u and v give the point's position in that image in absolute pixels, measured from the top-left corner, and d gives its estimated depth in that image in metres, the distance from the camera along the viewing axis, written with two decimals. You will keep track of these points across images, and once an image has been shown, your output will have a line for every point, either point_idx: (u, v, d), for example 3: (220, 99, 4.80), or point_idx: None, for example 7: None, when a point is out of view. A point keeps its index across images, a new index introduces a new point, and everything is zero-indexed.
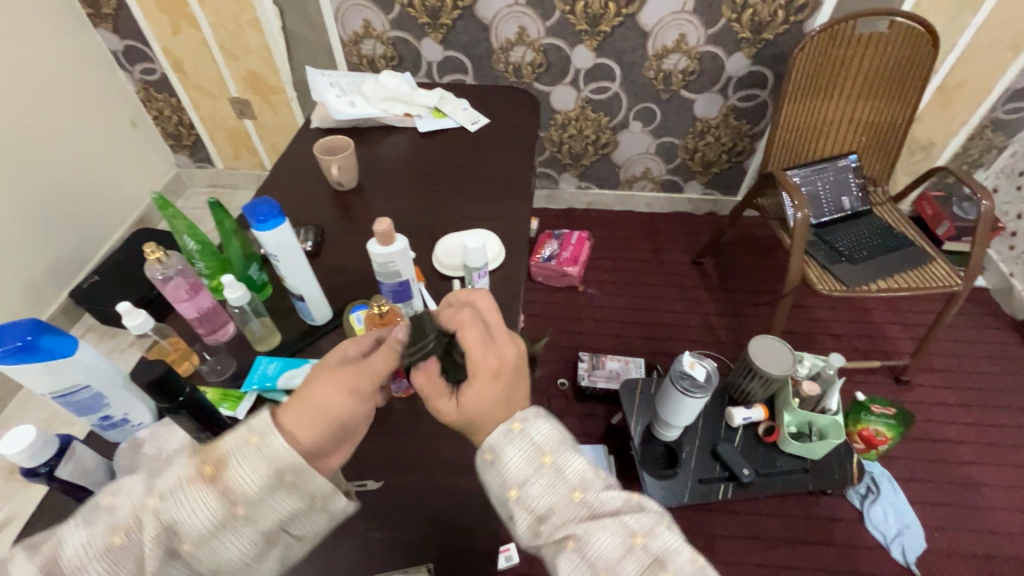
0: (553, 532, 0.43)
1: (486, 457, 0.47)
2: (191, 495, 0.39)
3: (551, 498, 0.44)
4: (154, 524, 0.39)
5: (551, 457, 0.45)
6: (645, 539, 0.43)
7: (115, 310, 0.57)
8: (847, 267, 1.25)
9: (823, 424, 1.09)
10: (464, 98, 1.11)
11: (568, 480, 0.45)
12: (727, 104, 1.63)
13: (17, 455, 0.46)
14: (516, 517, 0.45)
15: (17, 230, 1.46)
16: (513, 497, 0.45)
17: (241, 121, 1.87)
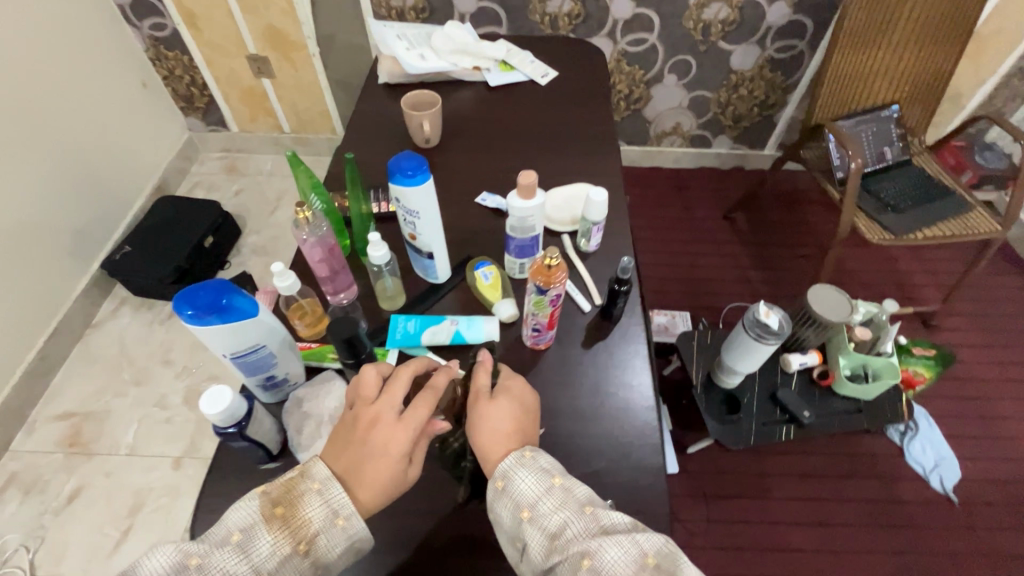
0: (567, 547, 0.45)
1: (497, 483, 0.49)
2: (268, 529, 0.44)
3: (562, 514, 0.46)
4: (244, 553, 0.43)
5: (561, 479, 0.49)
6: (655, 558, 0.44)
7: (269, 270, 0.56)
8: (894, 216, 1.29)
9: (878, 367, 1.14)
10: (528, 50, 1.08)
11: (576, 498, 0.48)
12: (764, 55, 1.61)
13: (220, 413, 0.47)
14: (530, 537, 0.46)
15: (44, 201, 1.39)
16: (525, 517, 0.47)
17: (258, 80, 1.78)
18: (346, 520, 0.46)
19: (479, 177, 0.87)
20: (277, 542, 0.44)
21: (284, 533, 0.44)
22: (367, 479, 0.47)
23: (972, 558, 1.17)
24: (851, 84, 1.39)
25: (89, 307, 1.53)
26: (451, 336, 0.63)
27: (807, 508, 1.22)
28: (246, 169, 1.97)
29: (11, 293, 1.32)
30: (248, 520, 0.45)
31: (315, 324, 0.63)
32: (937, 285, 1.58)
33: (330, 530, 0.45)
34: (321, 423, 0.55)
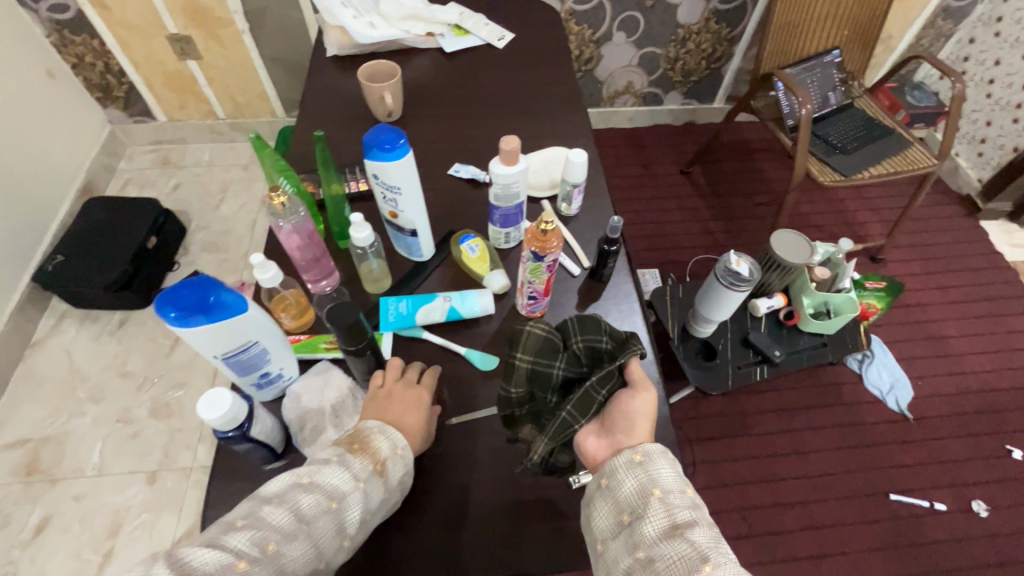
0: (687, 541, 0.42)
1: (635, 456, 0.48)
2: (357, 450, 0.47)
3: (689, 515, 0.45)
4: (346, 464, 0.46)
5: (692, 493, 0.47)
6: None
7: (247, 263, 0.53)
8: (842, 158, 1.35)
9: (838, 302, 1.20)
10: (480, 12, 1.04)
11: (699, 513, 0.46)
12: (709, 7, 1.61)
13: (220, 417, 0.44)
14: (651, 514, 0.45)
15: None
16: (655, 495, 0.46)
17: (183, 63, 1.64)
18: (405, 451, 0.49)
19: (449, 148, 0.84)
20: (365, 460, 0.47)
21: (366, 453, 0.47)
22: (407, 418, 0.52)
23: (928, 466, 1.28)
24: (795, 30, 1.41)
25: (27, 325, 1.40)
26: (446, 313, 0.62)
27: (783, 441, 1.30)
28: (182, 161, 1.83)
29: None
30: (332, 447, 0.48)
31: (301, 316, 0.61)
32: (880, 221, 1.68)
33: (399, 455, 0.49)
34: (324, 415, 0.54)
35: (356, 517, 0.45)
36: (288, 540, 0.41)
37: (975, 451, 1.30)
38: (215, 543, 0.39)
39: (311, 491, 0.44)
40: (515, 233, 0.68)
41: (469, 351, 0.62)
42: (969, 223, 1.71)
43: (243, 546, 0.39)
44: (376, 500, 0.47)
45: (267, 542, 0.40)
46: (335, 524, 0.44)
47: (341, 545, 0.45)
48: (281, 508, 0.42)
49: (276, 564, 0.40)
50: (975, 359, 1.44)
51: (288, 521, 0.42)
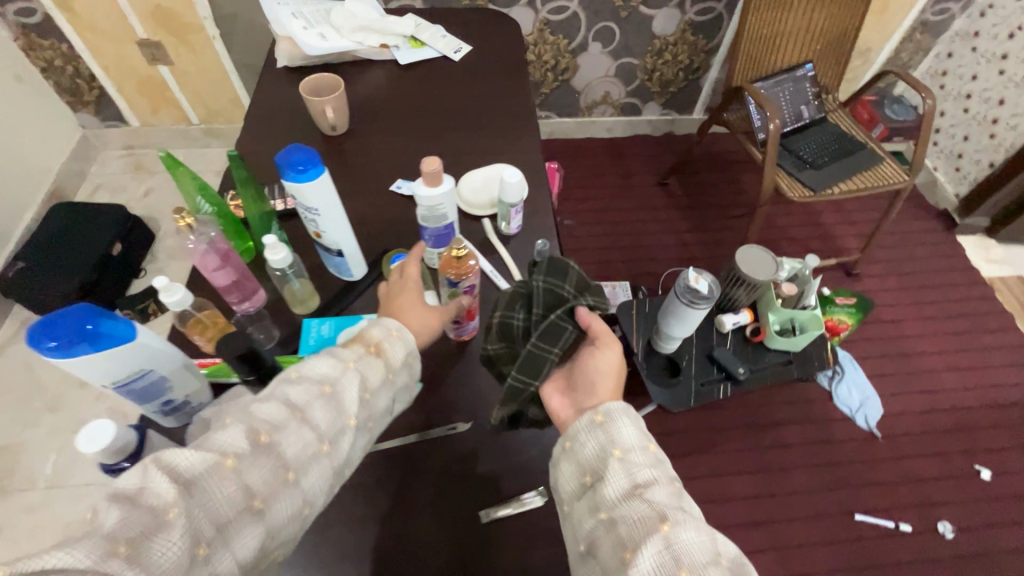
0: (648, 501, 0.44)
1: (597, 418, 0.50)
2: (344, 347, 0.50)
3: (650, 472, 0.46)
4: (328, 358, 0.48)
5: (654, 448, 0.49)
6: (726, 558, 0.42)
7: (152, 287, 0.51)
8: (812, 173, 1.33)
9: (804, 319, 1.19)
10: (439, 24, 1.03)
11: (663, 470, 0.47)
12: (685, 19, 1.59)
13: (101, 452, 0.42)
14: (611, 475, 0.46)
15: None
16: (616, 456, 0.47)
17: (154, 68, 1.63)
18: (401, 332, 0.53)
19: (394, 162, 0.83)
20: (352, 349, 0.50)
21: (357, 343, 0.51)
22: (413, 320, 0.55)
23: (897, 486, 1.26)
24: (765, 45, 1.40)
25: None
26: None
27: (750, 459, 1.28)
28: (155, 167, 1.80)
29: None
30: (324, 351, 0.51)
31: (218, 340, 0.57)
32: (857, 234, 1.66)
33: (391, 337, 0.52)
34: None
35: (353, 396, 0.47)
36: (280, 428, 0.43)
37: (944, 471, 1.29)
38: (204, 442, 0.41)
39: (297, 384, 0.46)
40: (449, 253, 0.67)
41: None
42: (947, 237, 1.70)
43: (232, 440, 0.41)
44: (372, 380, 0.49)
45: (259, 432, 0.42)
46: (331, 406, 0.46)
47: (347, 425, 0.46)
48: (268, 403, 0.44)
49: (273, 452, 0.42)
50: (948, 377, 1.42)
51: (279, 410, 0.43)
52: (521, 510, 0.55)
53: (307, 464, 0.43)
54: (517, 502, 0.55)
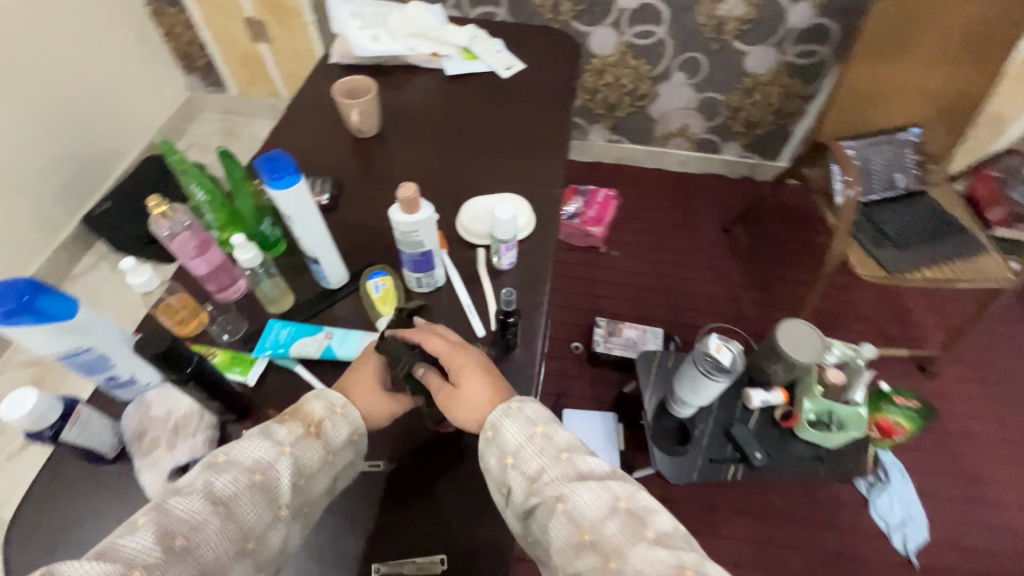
0: (544, 491, 0.47)
1: (487, 433, 0.51)
2: (281, 424, 0.51)
3: (540, 461, 0.48)
4: (262, 439, 0.48)
5: (543, 428, 0.50)
6: (627, 501, 0.45)
7: (120, 267, 0.55)
8: (892, 252, 1.17)
9: (845, 415, 1.03)
10: (498, 38, 1.01)
11: (555, 445, 0.49)
12: (782, 59, 1.43)
13: (19, 419, 0.46)
14: (512, 480, 0.48)
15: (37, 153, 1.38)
16: (510, 463, 0.49)
17: (255, 44, 1.74)
18: (345, 408, 0.53)
19: (409, 174, 0.81)
20: (290, 428, 0.50)
21: (295, 421, 0.51)
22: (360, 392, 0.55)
23: None
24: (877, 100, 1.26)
25: None
26: (321, 351, 0.60)
27: (754, 553, 1.15)
28: (242, 133, 1.92)
29: None
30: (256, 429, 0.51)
31: (183, 325, 0.61)
32: (943, 326, 1.44)
33: (335, 415, 0.52)
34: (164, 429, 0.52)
35: (285, 483, 0.47)
36: (199, 527, 0.42)
37: None
38: (110, 548, 0.39)
39: (223, 473, 0.46)
40: (427, 279, 0.65)
41: None
42: None
43: (145, 546, 0.40)
44: (309, 464, 0.49)
45: (174, 536, 0.41)
46: (260, 496, 0.45)
47: (277, 515, 0.46)
48: (190, 497, 0.43)
49: (189, 554, 0.41)
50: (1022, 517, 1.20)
51: (201, 507, 0.43)
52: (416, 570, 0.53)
53: (227, 566, 0.43)
54: (420, 562, 0.53)
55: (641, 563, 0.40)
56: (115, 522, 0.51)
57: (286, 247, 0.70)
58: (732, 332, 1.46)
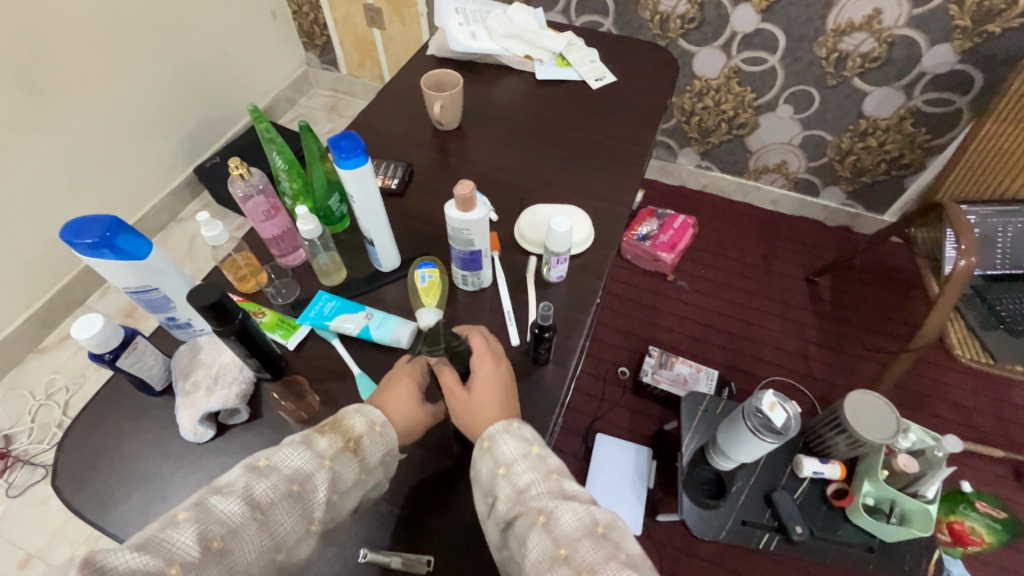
0: (530, 504, 0.45)
1: (484, 443, 0.49)
2: (322, 434, 0.48)
3: (532, 475, 0.46)
4: (303, 447, 0.46)
5: (539, 449, 0.48)
6: (607, 528, 0.43)
7: (196, 219, 0.60)
8: (1002, 337, 1.03)
9: (909, 508, 0.92)
10: (595, 49, 0.99)
11: (547, 464, 0.47)
12: (909, 105, 1.28)
13: (86, 340, 0.51)
14: (500, 493, 0.46)
15: (166, 107, 1.53)
16: (500, 474, 0.47)
17: (369, 29, 1.79)
18: (384, 427, 0.50)
19: (478, 171, 0.81)
20: (331, 439, 0.47)
21: (335, 433, 0.48)
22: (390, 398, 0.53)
23: None
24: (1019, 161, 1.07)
25: (177, 201, 1.64)
26: (359, 329, 0.61)
27: None
28: (344, 111, 2.02)
29: (117, 175, 1.45)
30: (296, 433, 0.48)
31: (241, 279, 0.65)
32: None
33: (374, 432, 0.49)
34: (209, 373, 0.57)
35: (321, 498, 0.45)
36: (236, 533, 0.40)
37: None
38: (149, 542, 0.37)
39: (264, 477, 0.43)
40: (472, 278, 0.65)
41: (361, 375, 0.59)
42: None
43: (183, 545, 0.38)
44: (344, 481, 0.47)
45: (212, 537, 0.39)
46: (297, 509, 0.43)
47: (309, 529, 0.44)
48: (230, 497, 0.41)
49: (221, 560, 0.39)
50: None
51: (239, 510, 0.41)
52: (403, 566, 0.51)
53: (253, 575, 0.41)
54: (404, 556, 0.52)
55: None
56: (146, 449, 0.56)
57: (349, 224, 0.73)
58: (795, 389, 1.34)
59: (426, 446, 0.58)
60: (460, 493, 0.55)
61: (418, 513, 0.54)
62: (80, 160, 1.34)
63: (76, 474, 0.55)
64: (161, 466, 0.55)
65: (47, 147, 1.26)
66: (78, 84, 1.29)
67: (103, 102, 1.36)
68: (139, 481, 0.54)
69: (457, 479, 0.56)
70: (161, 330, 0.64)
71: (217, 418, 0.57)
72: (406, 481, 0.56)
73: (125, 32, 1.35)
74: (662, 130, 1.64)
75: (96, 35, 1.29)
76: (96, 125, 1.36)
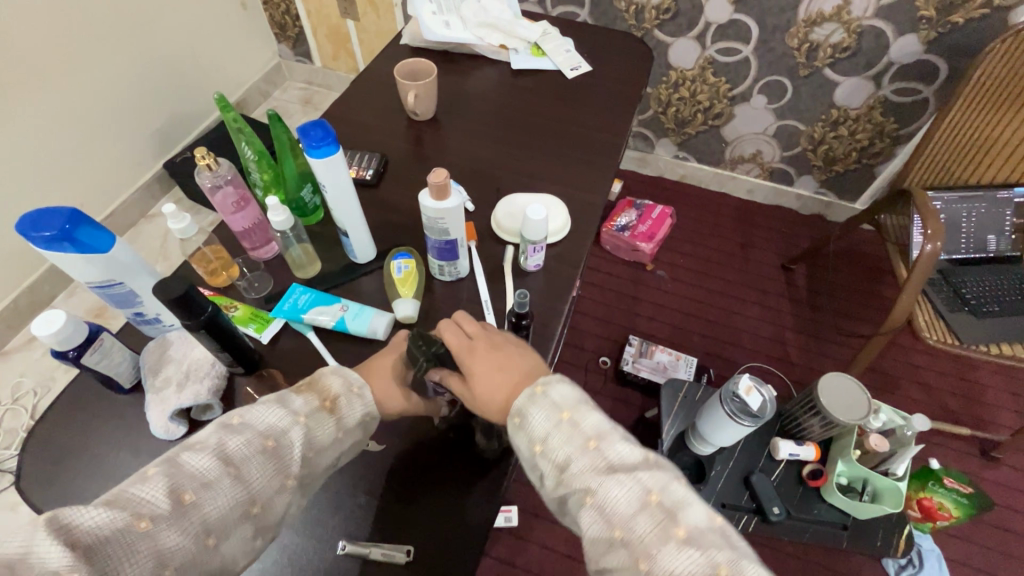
0: (573, 483, 0.44)
1: (514, 419, 0.48)
2: (297, 394, 0.48)
3: (568, 450, 0.45)
4: (277, 406, 0.46)
5: (570, 414, 0.47)
6: (659, 495, 0.42)
7: (162, 212, 0.58)
8: (967, 319, 1.06)
9: (880, 486, 0.95)
10: (570, 39, 0.99)
11: (582, 432, 0.46)
12: (878, 94, 1.31)
13: (47, 337, 0.49)
14: (543, 469, 0.46)
15: (134, 100, 1.48)
16: (537, 451, 0.46)
17: (343, 21, 1.76)
18: (362, 388, 0.51)
19: (454, 161, 0.81)
20: (306, 399, 0.48)
21: (310, 393, 0.48)
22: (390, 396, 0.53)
23: None
24: (989, 156, 1.10)
25: (147, 197, 1.60)
26: (334, 321, 0.60)
27: None
28: (319, 105, 1.98)
29: (83, 170, 1.40)
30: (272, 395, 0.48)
31: (211, 274, 0.64)
32: (1016, 411, 1.28)
33: (350, 393, 0.50)
34: (179, 368, 0.56)
35: (298, 454, 0.45)
36: (209, 485, 0.40)
37: None
38: (119, 495, 0.37)
39: (237, 433, 0.43)
40: (449, 269, 0.65)
41: (337, 367, 0.59)
42: None
43: (152, 496, 0.38)
44: (321, 438, 0.47)
45: (182, 490, 0.39)
46: (271, 464, 0.43)
47: (286, 484, 0.44)
48: (200, 452, 0.41)
49: (195, 513, 0.39)
50: None
51: (210, 465, 0.41)
52: (382, 558, 0.50)
53: (230, 529, 0.40)
54: (383, 548, 0.51)
55: (673, 564, 0.39)
56: (116, 448, 0.55)
57: (323, 216, 0.72)
58: (772, 374, 1.37)
59: (406, 437, 0.57)
60: (439, 483, 0.55)
61: (399, 502, 0.54)
62: (44, 155, 1.30)
63: (40, 476, 0.53)
64: (131, 464, 0.53)
65: (8, 143, 1.22)
66: (40, 77, 1.24)
67: (67, 96, 1.31)
68: (110, 479, 0.53)
69: (438, 468, 0.56)
70: (131, 327, 0.63)
71: (189, 414, 0.56)
72: (385, 472, 0.56)
73: (90, 23, 1.31)
74: (639, 120, 1.65)
75: (59, 25, 1.24)
76: (61, 118, 1.31)
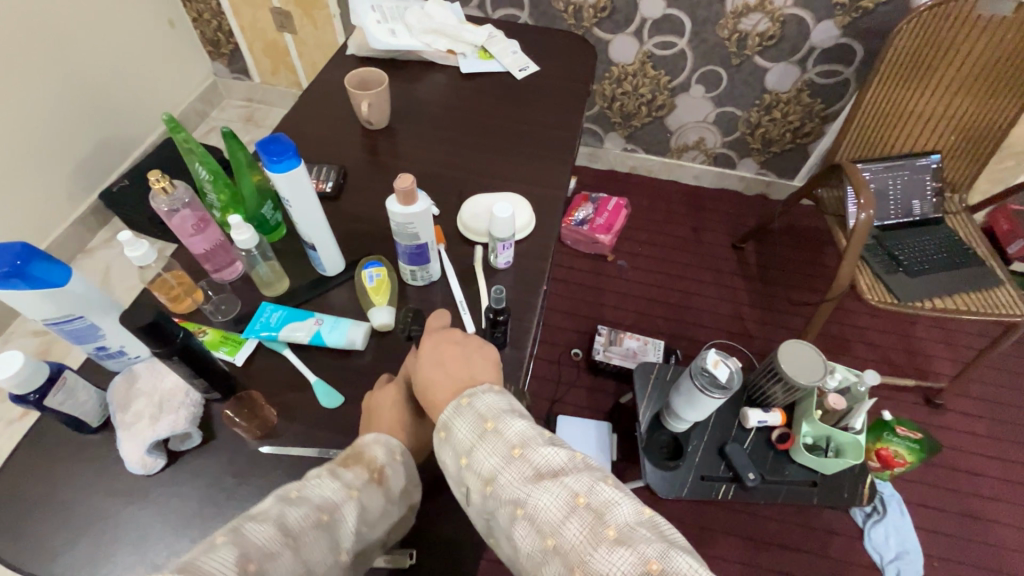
0: (502, 494, 0.44)
1: (440, 434, 0.48)
2: (347, 467, 0.47)
3: (493, 460, 0.45)
4: (331, 479, 0.45)
5: (494, 423, 0.47)
6: (586, 497, 0.42)
7: (118, 240, 0.56)
8: (903, 279, 1.14)
9: (842, 442, 1.01)
10: (515, 40, 1.01)
11: (507, 440, 0.46)
12: (804, 77, 1.40)
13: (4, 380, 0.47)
14: (471, 484, 0.46)
15: (62, 129, 1.40)
16: (464, 464, 0.47)
17: (280, 34, 1.72)
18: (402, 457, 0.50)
19: (413, 168, 0.81)
20: (357, 472, 0.47)
21: (359, 465, 0.47)
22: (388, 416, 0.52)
23: None
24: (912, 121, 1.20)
25: (85, 230, 1.51)
26: (310, 336, 0.60)
27: None
28: (262, 121, 1.92)
29: (11, 207, 1.32)
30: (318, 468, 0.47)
31: (175, 300, 0.62)
32: (952, 359, 1.40)
33: (395, 461, 0.49)
34: (151, 401, 0.54)
35: (350, 528, 0.44)
36: (272, 557, 0.38)
37: None
38: (189, 564, 0.35)
39: (296, 506, 0.42)
40: (421, 273, 0.65)
41: (317, 381, 0.58)
42: None
43: (222, 565, 0.36)
44: (371, 511, 0.46)
45: (249, 560, 0.37)
46: (327, 539, 0.42)
47: (337, 560, 0.43)
48: (265, 523, 0.40)
49: None
50: None
51: (275, 536, 0.39)
52: (388, 564, 0.51)
53: None
54: (391, 554, 0.52)
55: (606, 568, 0.38)
56: (89, 491, 0.52)
57: (286, 232, 0.71)
58: (734, 349, 1.44)
59: None
60: (433, 486, 0.56)
61: None
62: None
63: (9, 529, 0.50)
64: (108, 505, 0.51)
65: None
66: None
67: None
68: (83, 525, 0.50)
69: (432, 471, 0.57)
70: (92, 363, 0.60)
71: (167, 446, 0.54)
72: None
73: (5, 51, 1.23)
74: (587, 116, 1.69)
75: None
76: None
